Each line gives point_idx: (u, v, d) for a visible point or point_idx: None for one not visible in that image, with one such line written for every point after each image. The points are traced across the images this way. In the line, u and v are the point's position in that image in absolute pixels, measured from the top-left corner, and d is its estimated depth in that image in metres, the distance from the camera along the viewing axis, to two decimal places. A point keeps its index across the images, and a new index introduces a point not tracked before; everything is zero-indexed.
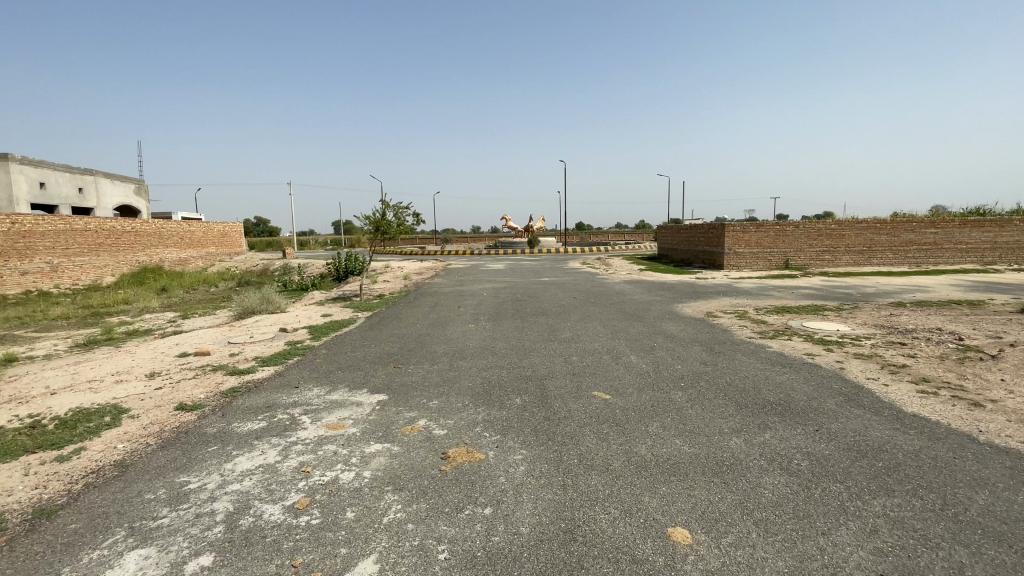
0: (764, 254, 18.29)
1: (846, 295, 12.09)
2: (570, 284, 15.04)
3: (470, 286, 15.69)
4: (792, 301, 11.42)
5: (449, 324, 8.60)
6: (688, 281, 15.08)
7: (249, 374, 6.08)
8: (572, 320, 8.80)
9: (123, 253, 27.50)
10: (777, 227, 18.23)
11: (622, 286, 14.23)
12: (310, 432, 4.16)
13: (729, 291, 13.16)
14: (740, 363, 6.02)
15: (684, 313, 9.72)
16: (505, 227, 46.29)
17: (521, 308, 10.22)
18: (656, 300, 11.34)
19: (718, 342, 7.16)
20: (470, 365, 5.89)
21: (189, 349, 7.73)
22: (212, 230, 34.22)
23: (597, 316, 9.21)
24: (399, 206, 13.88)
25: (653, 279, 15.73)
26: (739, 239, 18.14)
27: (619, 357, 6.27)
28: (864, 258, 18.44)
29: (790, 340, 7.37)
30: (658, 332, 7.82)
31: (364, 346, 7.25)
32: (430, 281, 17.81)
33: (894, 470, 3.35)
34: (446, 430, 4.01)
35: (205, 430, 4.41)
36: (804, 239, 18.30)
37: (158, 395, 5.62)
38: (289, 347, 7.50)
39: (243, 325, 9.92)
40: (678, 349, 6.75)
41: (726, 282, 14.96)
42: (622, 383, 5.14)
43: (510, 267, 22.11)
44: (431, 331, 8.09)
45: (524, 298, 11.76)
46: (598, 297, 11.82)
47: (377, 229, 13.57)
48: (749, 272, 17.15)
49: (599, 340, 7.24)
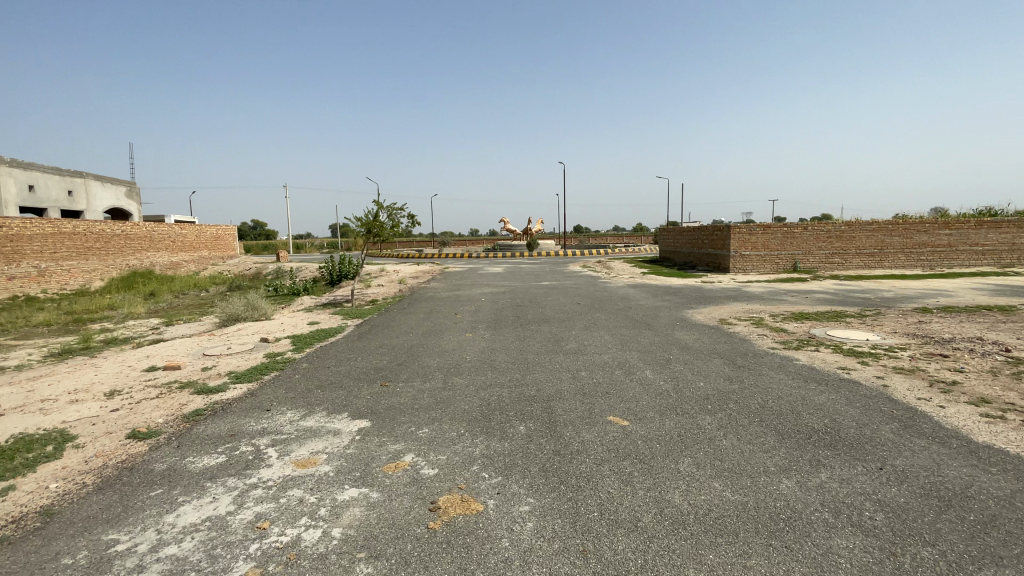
0: (772, 256, 17.67)
1: (865, 300, 11.46)
2: (573, 288, 14.39)
3: (469, 290, 15.03)
4: (809, 305, 10.79)
5: (444, 334, 7.91)
6: (696, 285, 14.44)
7: (219, 394, 5.39)
8: (577, 328, 8.16)
9: (113, 257, 26.74)
10: (785, 228, 17.61)
11: (627, 290, 13.59)
12: (274, 471, 3.49)
13: (741, 295, 12.50)
14: (768, 379, 5.39)
15: (697, 320, 9.05)
16: (503, 229, 45.65)
17: (522, 315, 9.54)
18: (664, 306, 10.68)
19: (738, 353, 6.52)
20: (466, 384, 5.20)
21: (159, 362, 7.02)
22: (204, 233, 33.46)
23: (603, 324, 8.55)
24: (393, 207, 13.23)
25: (658, 283, 15.09)
26: (746, 241, 17.51)
27: (632, 371, 5.63)
28: (876, 261, 17.83)
29: (818, 351, 6.72)
30: (671, 341, 7.17)
31: (350, 359, 6.57)
32: (427, 285, 17.14)
33: (991, 526, 2.68)
34: (436, 471, 3.34)
35: (153, 466, 3.73)
36: (813, 241, 17.68)
37: (113, 418, 4.92)
38: (268, 361, 6.82)
39: (224, 334, 9.21)
40: (697, 360, 6.11)
41: (736, 286, 14.32)
42: (640, 404, 4.50)
43: (508, 271, 21.43)
44: (424, 341, 7.42)
45: (524, 304, 11.08)
46: (602, 302, 11.16)
47: (369, 232, 12.93)
48: (758, 276, 16.52)
49: (608, 351, 6.59)
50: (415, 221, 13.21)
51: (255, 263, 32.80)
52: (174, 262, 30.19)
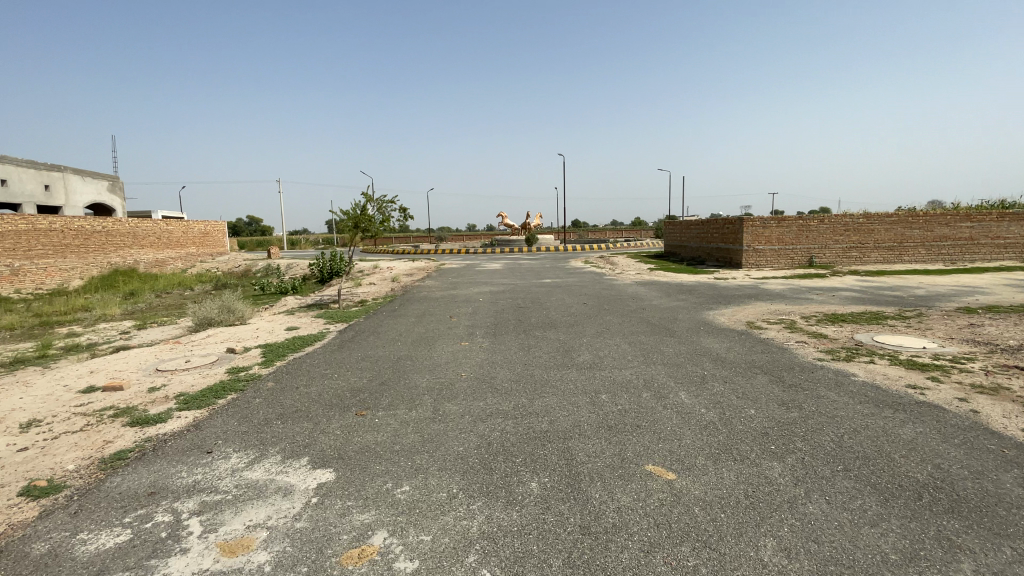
0: (786, 251, 16.68)
1: (898, 298, 10.46)
2: (577, 286, 13.36)
3: (466, 289, 14.00)
4: (840, 305, 9.81)
5: (437, 343, 6.89)
6: (709, 282, 13.45)
7: (156, 428, 4.38)
8: (587, 334, 7.18)
9: (93, 254, 25.60)
10: (800, 222, 16.61)
11: (636, 288, 12.61)
12: (188, 560, 2.48)
13: (761, 294, 11.50)
14: (831, 403, 4.42)
15: (723, 324, 8.03)
16: (502, 224, 44.50)
17: (525, 318, 8.50)
18: (681, 307, 9.66)
19: (782, 367, 5.53)
20: (460, 413, 4.18)
21: (100, 381, 5.99)
22: (192, 230, 32.25)
23: (617, 328, 7.54)
24: (383, 200, 12.18)
25: (668, 280, 14.12)
26: (759, 235, 16.51)
27: (662, 392, 4.64)
28: (896, 255, 16.84)
29: (875, 364, 5.74)
30: (701, 351, 6.19)
31: (324, 376, 5.54)
32: (421, 283, 16.10)
33: None
34: (416, 564, 2.34)
35: (29, 549, 2.72)
36: (830, 234, 16.67)
37: (16, 463, 3.90)
38: (228, 378, 5.80)
39: (189, 344, 8.17)
40: (737, 377, 5.14)
41: (752, 283, 13.33)
42: (684, 444, 3.52)
43: (507, 268, 20.39)
44: (413, 353, 6.39)
45: (526, 305, 10.05)
46: (613, 303, 10.14)
47: (357, 227, 11.87)
48: (773, 272, 15.55)
49: (630, 364, 5.62)
50: (408, 215, 12.13)
51: (244, 260, 31.60)
52: (159, 260, 29.01)
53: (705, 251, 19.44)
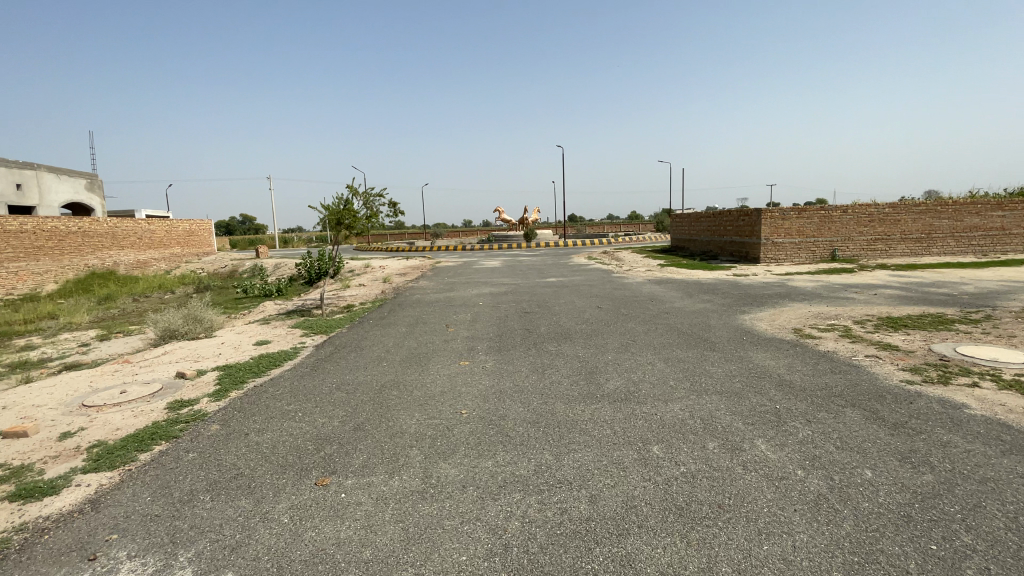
0: (807, 244, 15.48)
1: (950, 297, 9.30)
2: (586, 286, 12.13)
3: (463, 290, 12.77)
4: (888, 305, 8.64)
5: (430, 364, 5.64)
6: (729, 279, 12.26)
7: (39, 509, 3.15)
8: (611, 348, 5.99)
9: (68, 257, 24.22)
10: (821, 213, 15.42)
11: (651, 287, 11.41)
12: None
13: (794, 292, 10.31)
14: (967, 461, 3.23)
15: (767, 332, 6.83)
16: (499, 220, 43.17)
17: (533, 328, 7.29)
18: (711, 310, 8.45)
19: (869, 397, 4.34)
20: (461, 483, 2.97)
21: (6, 423, 4.76)
22: (175, 229, 30.68)
23: (645, 340, 6.33)
24: (369, 193, 10.91)
25: (684, 278, 12.92)
26: (778, 227, 15.32)
27: (732, 440, 3.46)
28: (923, 247, 15.69)
29: (982, 389, 4.55)
30: (757, 373, 5.00)
31: (284, 417, 4.31)
32: (414, 283, 14.85)
33: None
34: None
35: None
36: (854, 226, 15.48)
37: None
38: (165, 419, 4.57)
39: (138, 365, 6.92)
40: (819, 414, 3.97)
41: (776, 280, 12.17)
42: (800, 547, 2.35)
43: (507, 265, 19.13)
44: (400, 378, 5.17)
45: (533, 311, 8.81)
46: (630, 306, 8.94)
47: (341, 224, 10.59)
48: (795, 267, 14.38)
49: (675, 392, 4.44)
50: (398, 211, 10.85)
51: (231, 260, 30.18)
52: (141, 261, 27.60)
53: (717, 245, 18.24)
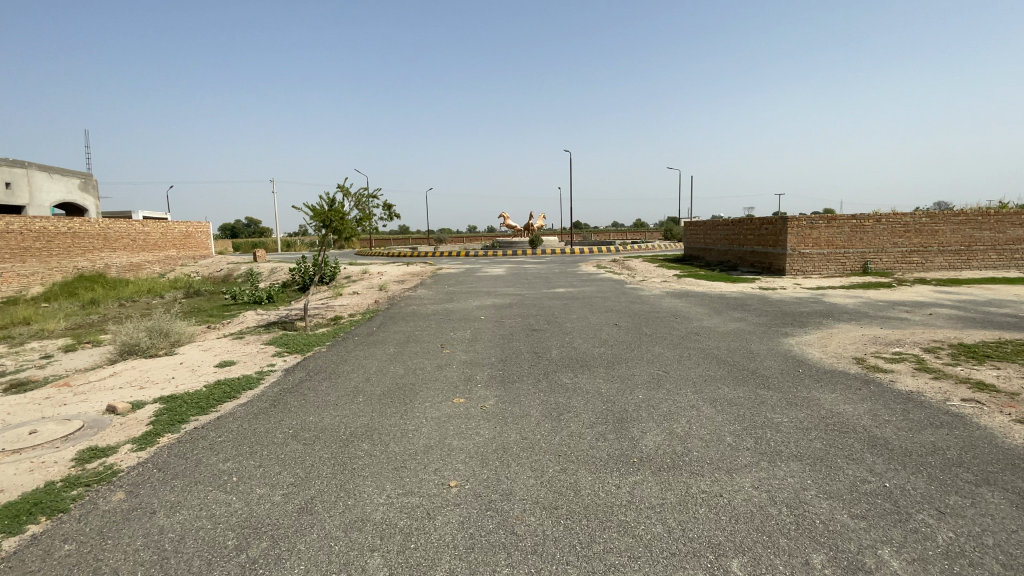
0: (836, 256, 14.31)
1: (1018, 318, 8.14)
2: (599, 298, 11.01)
3: (465, 301, 11.69)
4: (952, 328, 7.49)
5: (416, 402, 4.52)
6: (757, 294, 11.12)
7: None
8: (640, 383, 4.87)
9: (56, 258, 23.32)
10: (852, 222, 14.26)
11: (672, 301, 10.30)
12: None
13: (834, 310, 9.15)
14: None
15: (824, 363, 5.68)
16: (503, 226, 42.08)
17: (543, 351, 6.16)
18: (748, 331, 7.29)
19: (1005, 470, 3.20)
20: None
21: None
22: (171, 230, 29.63)
23: (680, 372, 5.21)
24: (361, 194, 9.85)
25: (706, 291, 11.79)
26: (806, 236, 14.16)
27: (846, 554, 2.34)
28: (963, 260, 14.49)
29: None
30: (834, 429, 3.87)
31: (213, 484, 3.22)
32: (412, 292, 13.79)
33: None
34: None
35: None
36: (888, 236, 14.31)
37: None
38: (64, 479, 3.49)
39: (75, 390, 5.85)
40: (946, 503, 2.85)
41: (809, 295, 11.03)
42: None
43: (512, 274, 18.04)
44: (377, 422, 4.07)
45: (541, 328, 7.68)
46: (654, 324, 7.81)
47: (329, 227, 9.51)
48: (825, 280, 13.23)
49: (738, 457, 3.32)
50: (393, 213, 9.77)
51: (226, 263, 29.17)
52: (134, 263, 26.63)
53: (736, 255, 17.09)
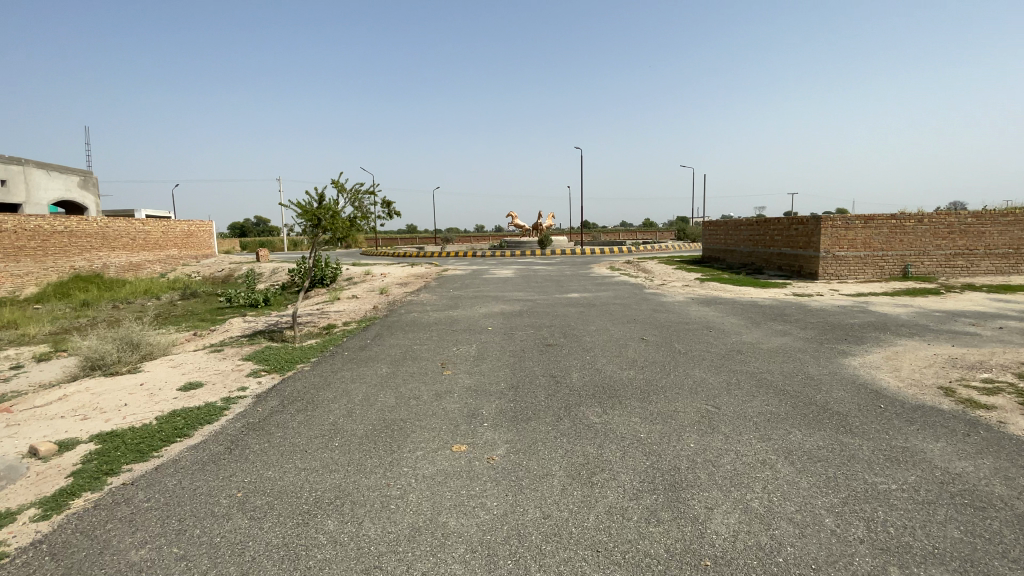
0: (873, 259, 13.19)
1: None
2: (618, 305, 10.03)
3: (471, 307, 10.75)
4: None
5: (406, 449, 3.57)
6: (793, 301, 10.08)
7: None
8: (688, 425, 3.87)
9: (52, 258, 22.74)
10: (891, 222, 13.12)
11: (700, 309, 9.29)
12: None
13: (887, 322, 8.08)
14: None
15: (905, 397, 4.67)
16: (511, 225, 41.13)
17: (561, 375, 5.18)
18: (798, 350, 6.27)
19: None
20: None
21: None
22: (173, 229, 28.81)
23: (734, 409, 4.22)
24: (356, 190, 8.88)
25: (734, 297, 10.76)
26: (841, 238, 13.04)
27: None
28: (1011, 264, 13.32)
29: None
30: (964, 505, 2.86)
31: None
32: (414, 296, 12.89)
33: None
34: None
35: None
36: (930, 238, 13.16)
37: None
38: None
39: (10, 419, 4.98)
40: None
41: (850, 303, 9.97)
42: None
43: (522, 276, 17.09)
44: (351, 482, 3.13)
45: (557, 343, 6.69)
46: (687, 339, 6.80)
47: (320, 226, 8.58)
48: (863, 285, 12.13)
49: (853, 561, 2.32)
50: (392, 211, 8.82)
51: (227, 263, 28.40)
52: (133, 263, 25.94)
53: (761, 256, 16.00)
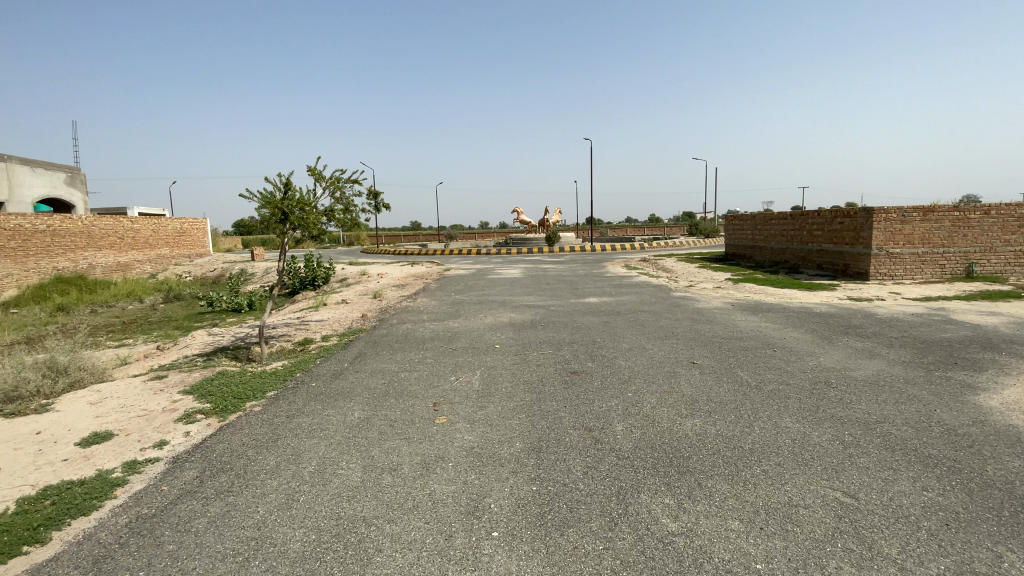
0: (932, 256, 11.58)
1: None
2: (648, 313, 8.51)
3: (475, 315, 9.24)
4: None
5: None
6: (856, 308, 8.51)
7: None
8: (826, 543, 2.36)
9: (33, 258, 21.45)
10: (953, 214, 11.50)
11: (750, 319, 7.75)
12: None
13: (990, 337, 6.51)
14: None
15: None
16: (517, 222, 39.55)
17: (599, 429, 3.69)
18: (905, 382, 4.74)
19: None
20: None
21: None
22: (164, 228, 27.45)
23: (883, 504, 2.69)
24: (335, 178, 7.38)
25: (783, 303, 9.19)
26: (896, 232, 11.45)
27: None
28: None
29: None
30: None
31: None
32: (411, 301, 11.40)
33: None
34: None
35: None
36: (997, 232, 11.52)
37: None
38: None
39: None
40: None
41: (924, 310, 8.40)
42: None
43: (531, 276, 15.58)
44: None
45: (584, 371, 5.20)
46: (753, 366, 5.26)
47: (291, 222, 7.10)
48: (926, 288, 10.55)
49: None
50: (379, 204, 7.32)
51: (220, 263, 27.02)
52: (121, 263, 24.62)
53: (797, 254, 14.39)
